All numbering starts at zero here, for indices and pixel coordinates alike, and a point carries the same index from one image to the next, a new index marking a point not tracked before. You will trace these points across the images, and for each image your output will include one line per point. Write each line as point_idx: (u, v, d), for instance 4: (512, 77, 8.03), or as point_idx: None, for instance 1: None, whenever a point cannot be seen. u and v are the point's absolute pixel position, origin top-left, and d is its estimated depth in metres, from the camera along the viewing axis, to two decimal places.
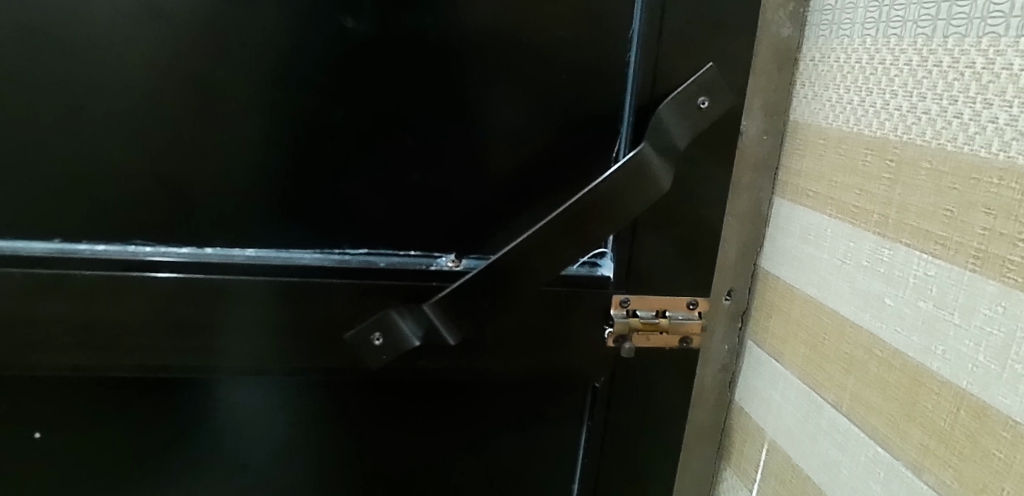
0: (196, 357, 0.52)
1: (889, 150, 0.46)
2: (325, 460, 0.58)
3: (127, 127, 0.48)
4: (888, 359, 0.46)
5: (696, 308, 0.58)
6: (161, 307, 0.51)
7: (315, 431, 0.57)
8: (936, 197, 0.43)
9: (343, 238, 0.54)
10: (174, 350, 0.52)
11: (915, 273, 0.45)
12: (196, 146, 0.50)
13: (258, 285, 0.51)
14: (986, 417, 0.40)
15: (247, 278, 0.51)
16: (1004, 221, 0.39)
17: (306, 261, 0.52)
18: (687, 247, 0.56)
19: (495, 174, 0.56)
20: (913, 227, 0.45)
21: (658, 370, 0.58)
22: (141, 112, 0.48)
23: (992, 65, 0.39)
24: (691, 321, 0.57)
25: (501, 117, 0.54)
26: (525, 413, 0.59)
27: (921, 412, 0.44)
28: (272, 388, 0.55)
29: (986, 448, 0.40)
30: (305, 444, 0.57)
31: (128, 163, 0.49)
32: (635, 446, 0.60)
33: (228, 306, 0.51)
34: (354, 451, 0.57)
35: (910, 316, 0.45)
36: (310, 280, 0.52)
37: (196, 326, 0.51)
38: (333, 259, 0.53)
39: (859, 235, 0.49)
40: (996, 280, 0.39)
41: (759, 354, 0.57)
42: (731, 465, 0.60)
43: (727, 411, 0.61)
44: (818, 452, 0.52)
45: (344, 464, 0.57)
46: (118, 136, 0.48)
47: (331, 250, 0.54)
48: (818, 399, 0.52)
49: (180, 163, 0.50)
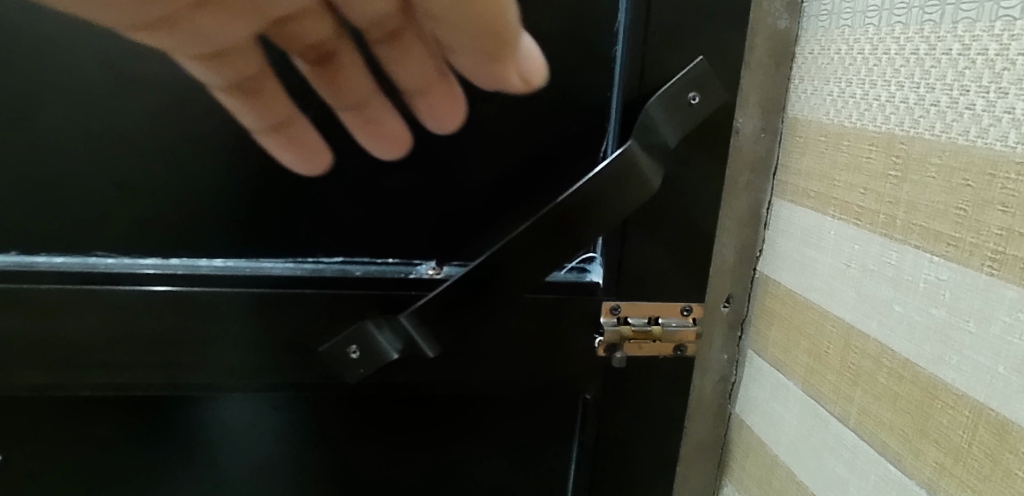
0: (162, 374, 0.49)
1: (895, 147, 0.40)
2: (302, 470, 0.56)
3: (64, 130, 0.44)
4: (894, 373, 0.40)
5: (691, 315, 0.54)
6: (130, 321, 0.48)
7: (288, 440, 0.54)
8: (948, 195, 0.36)
9: (309, 243, 0.49)
10: (146, 367, 0.49)
11: (925, 278, 0.38)
12: (140, 150, 0.45)
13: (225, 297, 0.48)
14: (1007, 434, 0.33)
15: (213, 289, 0.48)
16: (1023, 220, 0.32)
17: (276, 272, 0.48)
18: (680, 251, 0.52)
19: (481, 169, 0.48)
20: (924, 227, 0.38)
21: (651, 379, 0.55)
22: (77, 114, 0.44)
23: (1006, 52, 0.33)
24: (686, 328, 0.53)
25: (491, 108, 0.47)
26: (520, 424, 0.56)
27: (936, 427, 0.37)
28: (248, 400, 0.53)
29: (1007, 468, 0.33)
30: (292, 456, 0.55)
31: (68, 169, 0.45)
32: (626, 460, 0.57)
33: (192, 319, 0.48)
34: (330, 459, 0.55)
35: (920, 325, 0.38)
36: (269, 286, 0.48)
37: (166, 343, 0.48)
38: (305, 269, 0.49)
39: (864, 238, 0.42)
40: (1016, 285, 0.32)
41: (760, 365, 0.53)
42: (733, 480, 0.57)
43: (727, 423, 0.58)
44: (825, 470, 0.45)
45: (321, 471, 0.56)
46: (57, 140, 0.44)
47: (304, 259, 0.49)
48: (823, 412, 0.46)
49: (127, 168, 0.45)
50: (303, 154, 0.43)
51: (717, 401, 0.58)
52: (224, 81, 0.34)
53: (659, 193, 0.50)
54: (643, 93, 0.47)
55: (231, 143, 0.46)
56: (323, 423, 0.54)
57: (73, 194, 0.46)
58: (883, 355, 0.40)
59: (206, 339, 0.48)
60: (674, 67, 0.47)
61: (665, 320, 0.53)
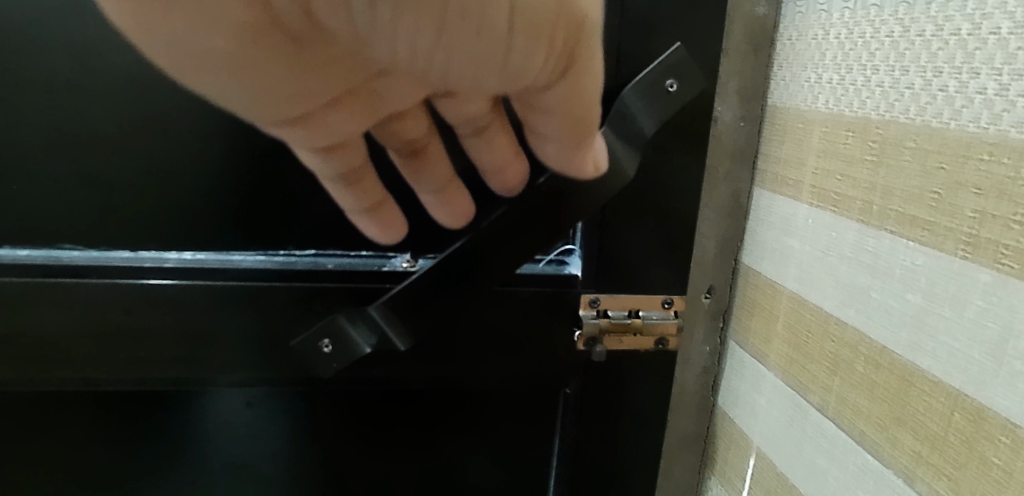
0: (129, 369, 0.49)
1: (870, 133, 0.39)
2: (280, 467, 0.55)
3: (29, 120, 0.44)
4: (871, 361, 0.39)
5: (672, 307, 0.53)
6: (97, 314, 0.47)
7: (263, 435, 0.54)
8: (923, 179, 0.36)
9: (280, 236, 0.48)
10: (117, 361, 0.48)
11: (901, 264, 0.37)
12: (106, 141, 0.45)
13: (193, 290, 0.47)
14: (982, 421, 0.32)
15: (181, 283, 0.47)
16: (996, 202, 0.31)
17: (246, 265, 0.48)
18: (660, 242, 0.51)
19: None
20: (899, 213, 0.37)
21: (632, 372, 0.54)
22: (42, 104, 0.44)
23: (979, 31, 0.32)
24: (666, 321, 0.53)
25: None
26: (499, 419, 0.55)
27: (912, 415, 0.36)
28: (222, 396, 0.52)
29: (982, 455, 0.32)
30: (269, 452, 0.54)
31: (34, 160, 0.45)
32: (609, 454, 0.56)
33: (159, 313, 0.47)
34: (306, 455, 0.55)
35: (897, 311, 0.37)
36: (240, 279, 0.48)
37: (136, 336, 0.48)
38: (276, 262, 0.48)
39: (842, 225, 0.42)
40: (990, 268, 0.32)
41: (742, 356, 0.52)
42: (716, 473, 0.56)
43: (710, 416, 0.57)
44: (804, 461, 0.45)
45: (297, 466, 0.55)
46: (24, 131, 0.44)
47: (275, 252, 0.48)
48: (802, 401, 0.45)
49: (94, 159, 0.45)
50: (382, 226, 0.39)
51: (700, 394, 0.57)
52: (335, 172, 0.30)
53: (638, 183, 0.50)
54: (620, 82, 0.47)
55: (201, 133, 0.45)
56: (301, 418, 0.54)
57: (42, 185, 0.45)
58: (861, 343, 0.40)
59: (177, 332, 0.48)
60: (650, 54, 0.47)
61: (647, 313, 0.53)
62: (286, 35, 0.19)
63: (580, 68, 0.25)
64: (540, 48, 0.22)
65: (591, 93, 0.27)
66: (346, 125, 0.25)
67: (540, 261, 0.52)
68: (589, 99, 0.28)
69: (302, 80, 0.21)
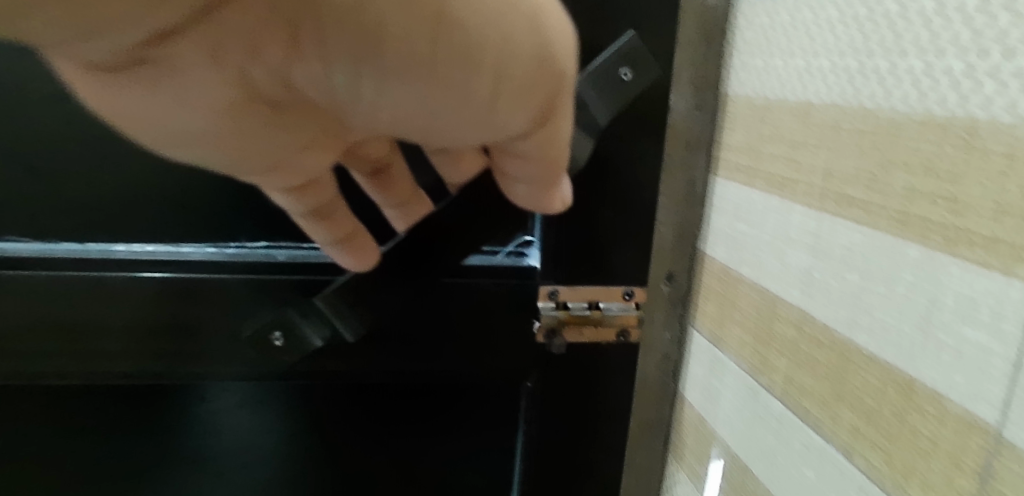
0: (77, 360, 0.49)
1: (811, 116, 0.40)
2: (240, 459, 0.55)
3: None
4: (813, 340, 0.40)
5: (632, 299, 0.54)
6: (47, 303, 0.48)
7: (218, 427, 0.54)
8: (858, 159, 0.36)
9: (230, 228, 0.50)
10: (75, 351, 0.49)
11: (839, 243, 0.38)
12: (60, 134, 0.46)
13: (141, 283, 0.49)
14: (913, 393, 0.33)
15: (128, 274, 0.48)
16: (923, 178, 0.32)
17: (195, 257, 0.49)
18: (616, 229, 0.52)
19: None
20: (837, 194, 0.38)
21: (592, 359, 0.55)
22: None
23: (908, 12, 0.33)
24: (628, 311, 0.54)
25: None
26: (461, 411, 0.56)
27: (851, 390, 0.37)
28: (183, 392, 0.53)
29: (913, 427, 0.33)
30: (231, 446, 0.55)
31: None
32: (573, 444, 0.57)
33: (107, 305, 0.48)
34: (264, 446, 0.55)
35: (836, 290, 0.38)
36: (190, 273, 0.49)
37: (93, 329, 0.49)
38: (227, 254, 0.50)
39: (787, 208, 0.42)
40: (917, 243, 0.32)
41: (700, 341, 0.53)
42: (677, 459, 0.57)
43: (671, 403, 0.58)
44: (755, 442, 0.45)
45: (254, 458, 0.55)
46: None
47: (227, 244, 0.50)
48: (752, 382, 0.46)
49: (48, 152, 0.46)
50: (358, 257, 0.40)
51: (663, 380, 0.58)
52: (312, 204, 0.33)
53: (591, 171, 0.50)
54: None
55: None
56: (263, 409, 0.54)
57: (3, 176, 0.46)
58: (805, 323, 0.41)
59: (132, 325, 0.49)
60: (601, 43, 0.48)
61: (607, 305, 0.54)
62: (266, 107, 0.23)
63: (554, 120, 0.29)
64: (517, 111, 0.26)
65: (561, 141, 0.31)
66: (318, 164, 0.28)
67: (500, 253, 0.52)
68: (561, 145, 0.31)
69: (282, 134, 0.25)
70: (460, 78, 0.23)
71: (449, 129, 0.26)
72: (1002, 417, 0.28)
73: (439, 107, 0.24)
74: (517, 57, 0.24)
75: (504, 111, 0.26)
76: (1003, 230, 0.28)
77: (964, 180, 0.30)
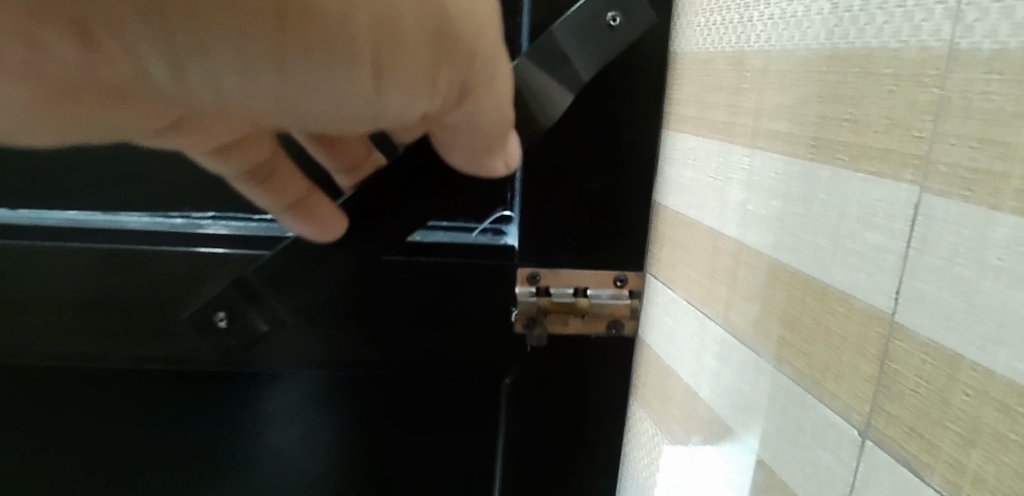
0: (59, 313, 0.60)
1: (745, 63, 0.44)
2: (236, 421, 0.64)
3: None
4: (749, 267, 0.44)
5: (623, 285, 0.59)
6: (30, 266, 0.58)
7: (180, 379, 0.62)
8: (782, 96, 0.40)
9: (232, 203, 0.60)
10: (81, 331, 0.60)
11: (767, 175, 0.42)
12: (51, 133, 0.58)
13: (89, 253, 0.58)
14: (827, 298, 0.37)
15: (64, 244, 0.58)
16: (832, 105, 0.36)
17: (132, 226, 0.59)
18: (572, 181, 0.57)
19: None
20: (766, 130, 0.42)
21: (557, 304, 0.59)
22: None
23: None
24: (618, 300, 0.59)
25: None
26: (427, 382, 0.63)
27: (777, 304, 0.41)
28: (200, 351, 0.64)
29: (828, 328, 0.37)
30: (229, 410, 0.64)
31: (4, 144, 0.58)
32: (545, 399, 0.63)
33: (65, 269, 0.59)
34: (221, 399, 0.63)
35: (765, 217, 0.42)
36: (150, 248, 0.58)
37: (96, 302, 0.59)
38: (172, 225, 0.59)
39: (726, 150, 0.46)
40: (829, 164, 0.37)
41: (658, 285, 0.57)
42: (641, 398, 0.61)
43: (634, 347, 0.62)
44: (703, 370, 0.49)
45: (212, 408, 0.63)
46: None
47: (173, 214, 0.60)
48: (699, 314, 0.50)
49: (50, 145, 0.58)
50: (314, 223, 0.43)
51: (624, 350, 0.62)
52: (241, 171, 0.36)
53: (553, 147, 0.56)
54: None
55: None
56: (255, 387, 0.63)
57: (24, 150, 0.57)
58: (742, 252, 0.44)
59: (142, 299, 0.59)
60: None
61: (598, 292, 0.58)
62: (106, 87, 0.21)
63: (478, 89, 0.28)
64: (415, 92, 0.25)
65: (488, 112, 0.30)
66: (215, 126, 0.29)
67: (478, 231, 0.60)
68: (490, 115, 0.31)
69: (139, 113, 0.24)
70: (344, 58, 0.21)
71: (347, 118, 0.24)
72: (894, 305, 0.32)
73: (322, 88, 0.22)
74: (406, 28, 0.22)
75: (395, 63, 0.23)
76: (894, 141, 0.32)
77: (864, 102, 0.34)
